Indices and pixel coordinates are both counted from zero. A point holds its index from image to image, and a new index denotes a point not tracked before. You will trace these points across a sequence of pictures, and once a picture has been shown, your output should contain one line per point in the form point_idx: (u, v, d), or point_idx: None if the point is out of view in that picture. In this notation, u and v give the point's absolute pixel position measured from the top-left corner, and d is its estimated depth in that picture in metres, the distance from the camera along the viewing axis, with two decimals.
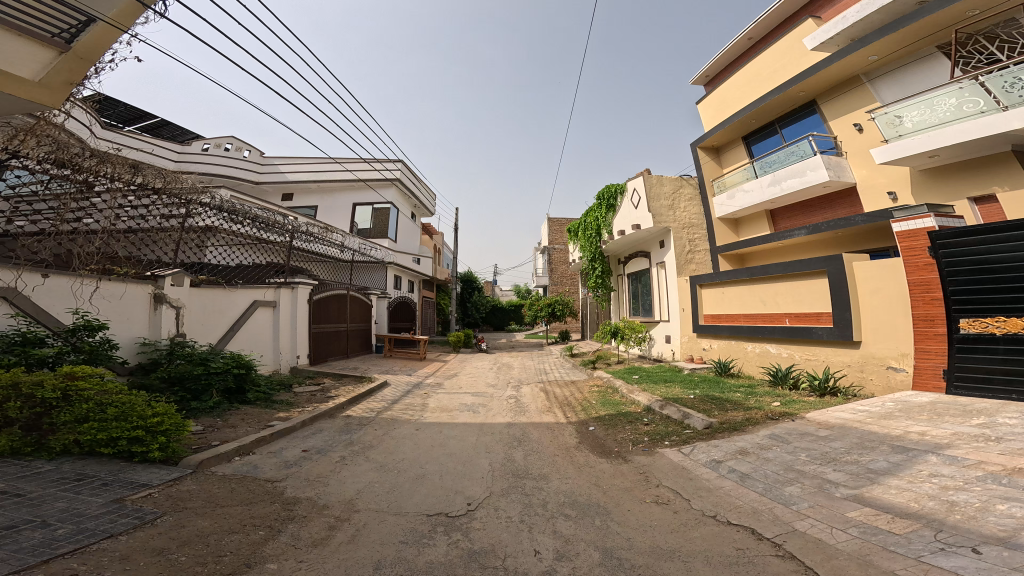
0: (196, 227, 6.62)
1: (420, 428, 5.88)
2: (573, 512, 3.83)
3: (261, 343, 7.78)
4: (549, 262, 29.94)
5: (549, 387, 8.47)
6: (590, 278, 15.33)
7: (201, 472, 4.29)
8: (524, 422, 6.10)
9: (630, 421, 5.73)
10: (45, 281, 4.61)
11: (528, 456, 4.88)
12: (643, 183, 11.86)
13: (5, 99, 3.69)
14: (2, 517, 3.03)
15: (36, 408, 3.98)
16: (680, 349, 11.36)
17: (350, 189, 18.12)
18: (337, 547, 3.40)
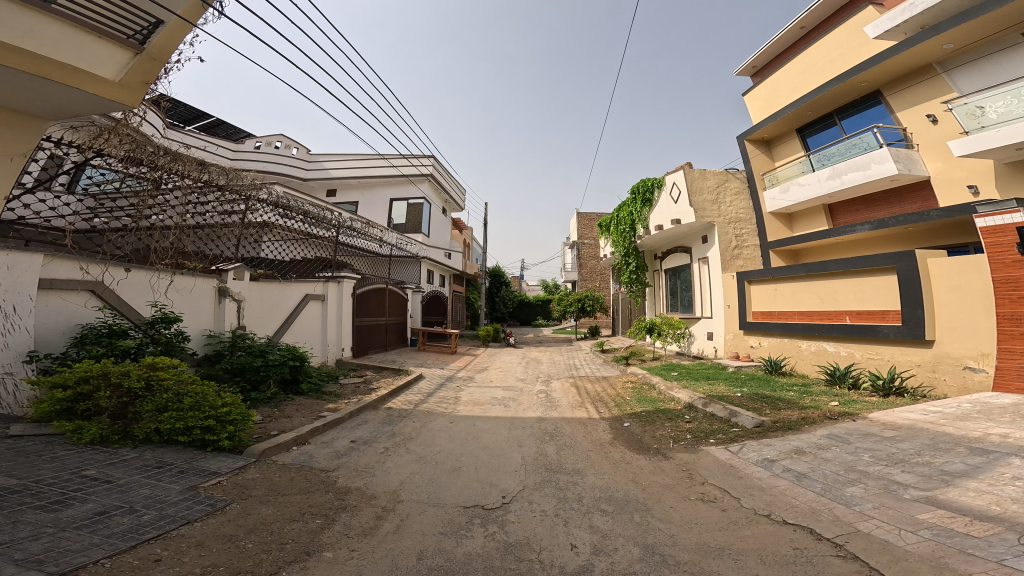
0: (254, 223, 7.05)
1: (454, 422, 5.92)
2: (610, 507, 3.77)
3: (312, 336, 8.22)
4: (578, 257, 29.80)
5: (581, 382, 8.31)
6: (625, 274, 14.91)
7: (262, 460, 4.56)
8: (557, 417, 5.99)
9: (670, 418, 5.39)
10: (128, 275, 5.03)
11: (561, 451, 4.75)
12: (684, 177, 11.41)
13: (88, 100, 3.83)
14: (96, 502, 3.36)
15: (123, 397, 4.38)
16: (723, 347, 10.85)
17: (388, 187, 18.87)
18: (384, 536, 3.55)
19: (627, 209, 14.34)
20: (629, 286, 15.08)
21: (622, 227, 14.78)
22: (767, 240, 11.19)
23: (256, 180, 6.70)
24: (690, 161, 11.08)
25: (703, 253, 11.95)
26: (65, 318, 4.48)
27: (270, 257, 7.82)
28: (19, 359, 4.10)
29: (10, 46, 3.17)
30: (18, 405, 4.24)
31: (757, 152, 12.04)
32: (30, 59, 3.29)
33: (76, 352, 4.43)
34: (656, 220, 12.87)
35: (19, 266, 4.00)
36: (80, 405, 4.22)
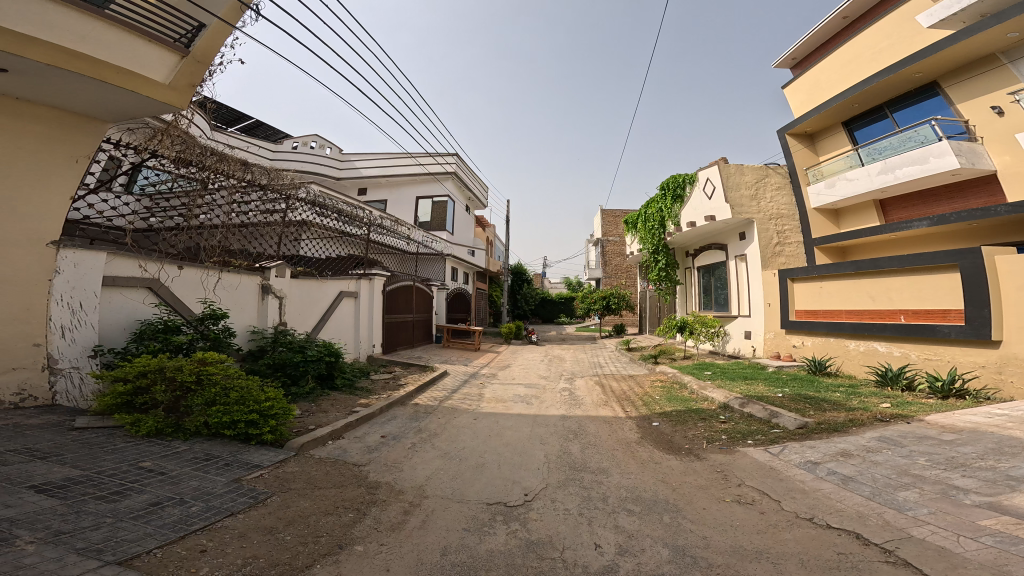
0: (294, 221, 7.34)
1: (478, 419, 5.89)
2: (636, 507, 3.67)
3: (346, 333, 8.47)
4: (602, 253, 29.51)
5: (606, 380, 8.13)
6: (653, 270, 14.25)
7: (300, 454, 4.70)
8: (581, 415, 5.81)
9: (704, 418, 5.14)
10: (181, 272, 5.33)
11: (585, 450, 4.54)
12: (718, 172, 10.97)
13: (143, 103, 4.19)
14: (151, 493, 3.56)
15: (176, 391, 4.61)
16: (763, 346, 10.34)
17: (413, 184, 19.05)
18: (410, 531, 3.60)
19: (655, 205, 13.69)
20: (658, 282, 14.40)
21: (649, 222, 14.12)
22: (812, 237, 10.58)
23: (295, 180, 7.02)
24: (725, 156, 10.77)
25: (741, 249, 11.45)
26: (126, 313, 4.80)
27: (309, 253, 8.22)
28: (83, 354, 4.46)
29: (74, 50, 3.54)
30: (84, 399, 4.55)
31: (799, 146, 11.36)
32: (91, 60, 3.63)
33: (134, 347, 4.71)
34: (687, 216, 12.42)
35: (83, 264, 4.35)
36: (139, 398, 4.48)
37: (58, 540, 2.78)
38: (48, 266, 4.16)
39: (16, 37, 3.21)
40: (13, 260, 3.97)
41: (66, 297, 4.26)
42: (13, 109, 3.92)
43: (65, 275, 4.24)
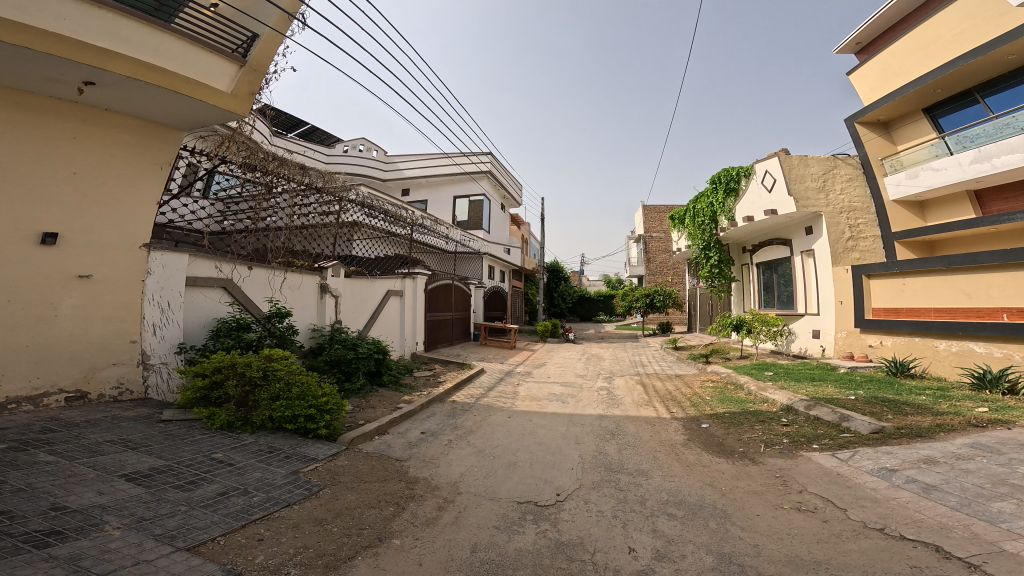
0: (346, 222, 7.70)
1: (513, 417, 5.78)
2: (678, 512, 3.39)
3: (392, 330, 8.82)
4: (645, 250, 28.61)
5: (649, 379, 7.66)
6: (703, 268, 12.72)
7: (351, 448, 4.83)
8: (620, 414, 5.45)
9: (761, 420, 4.63)
10: (251, 273, 5.82)
11: (623, 450, 4.33)
12: (778, 165, 10.09)
13: (209, 111, 4.53)
14: (218, 482, 3.78)
15: (246, 385, 4.89)
16: (833, 346, 9.29)
17: (451, 184, 19.03)
18: (442, 527, 3.50)
19: (706, 199, 12.36)
20: (709, 281, 12.85)
21: (699, 218, 12.76)
22: (892, 230, 9.63)
23: (344, 184, 7.57)
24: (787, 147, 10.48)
25: (808, 244, 10.26)
26: (205, 312, 5.32)
27: (362, 254, 8.73)
28: (170, 350, 5.00)
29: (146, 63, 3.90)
30: (172, 391, 5.07)
31: (871, 136, 10.20)
32: (165, 73, 4.03)
33: (212, 343, 5.13)
34: (741, 213, 11.38)
35: (167, 263, 4.90)
36: (214, 393, 4.81)
37: (140, 526, 2.99)
38: (141, 266, 4.78)
39: (101, 52, 3.64)
40: (113, 262, 4.58)
41: (156, 295, 4.84)
42: (100, 121, 4.47)
43: (154, 275, 4.82)
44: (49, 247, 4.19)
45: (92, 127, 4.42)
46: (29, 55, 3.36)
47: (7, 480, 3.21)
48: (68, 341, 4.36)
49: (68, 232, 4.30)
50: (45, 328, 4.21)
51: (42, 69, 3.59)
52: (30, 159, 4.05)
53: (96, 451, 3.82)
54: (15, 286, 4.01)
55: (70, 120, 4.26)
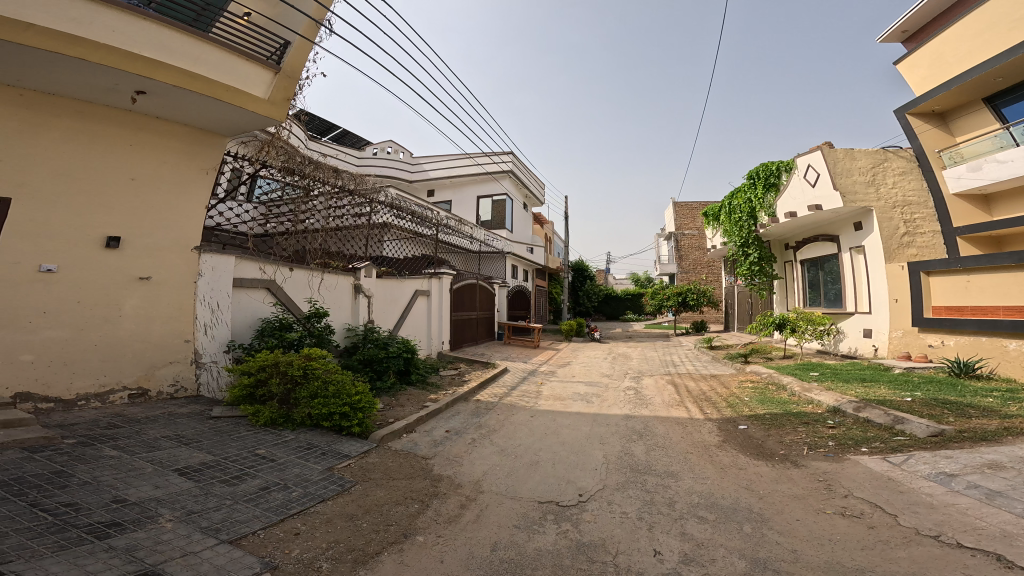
0: (377, 224, 7.87)
1: (536, 416, 5.69)
2: (710, 515, 3.17)
3: (419, 330, 9.01)
4: (676, 248, 27.59)
5: (680, 378, 7.32)
6: (742, 265, 12.28)
7: (381, 446, 4.88)
8: (648, 415, 5.22)
9: (804, 422, 4.33)
10: (292, 275, 6.13)
11: (651, 451, 4.17)
12: (821, 158, 9.56)
13: (251, 118, 4.76)
14: (259, 478, 3.87)
15: (287, 383, 5.06)
16: (887, 346, 8.85)
17: (474, 184, 18.93)
18: (464, 524, 3.41)
19: (742, 194, 11.80)
20: (748, 279, 12.31)
21: (734, 214, 12.20)
22: (953, 226, 8.76)
23: (377, 187, 7.68)
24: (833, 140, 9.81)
25: (857, 241, 9.71)
26: (251, 312, 5.63)
27: (393, 255, 9.01)
28: (220, 350, 5.31)
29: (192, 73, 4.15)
30: (221, 389, 5.35)
31: (927, 127, 9.32)
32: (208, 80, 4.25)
33: (257, 343, 5.38)
34: (784, 210, 10.77)
35: (216, 265, 5.23)
36: (258, 390, 5.00)
37: (189, 519, 3.10)
38: (193, 269, 5.14)
39: (150, 62, 3.88)
40: (167, 264, 4.94)
41: (207, 296, 5.18)
42: (159, 130, 4.82)
43: (204, 277, 5.17)
44: (113, 250, 4.56)
45: (149, 136, 4.76)
46: (86, 66, 3.63)
47: (74, 473, 3.38)
48: (128, 340, 4.71)
49: (129, 235, 4.67)
50: (110, 327, 4.60)
51: (99, 81, 3.87)
52: (90, 166, 4.38)
53: (153, 447, 4.02)
54: (85, 287, 4.39)
55: (127, 127, 4.59)
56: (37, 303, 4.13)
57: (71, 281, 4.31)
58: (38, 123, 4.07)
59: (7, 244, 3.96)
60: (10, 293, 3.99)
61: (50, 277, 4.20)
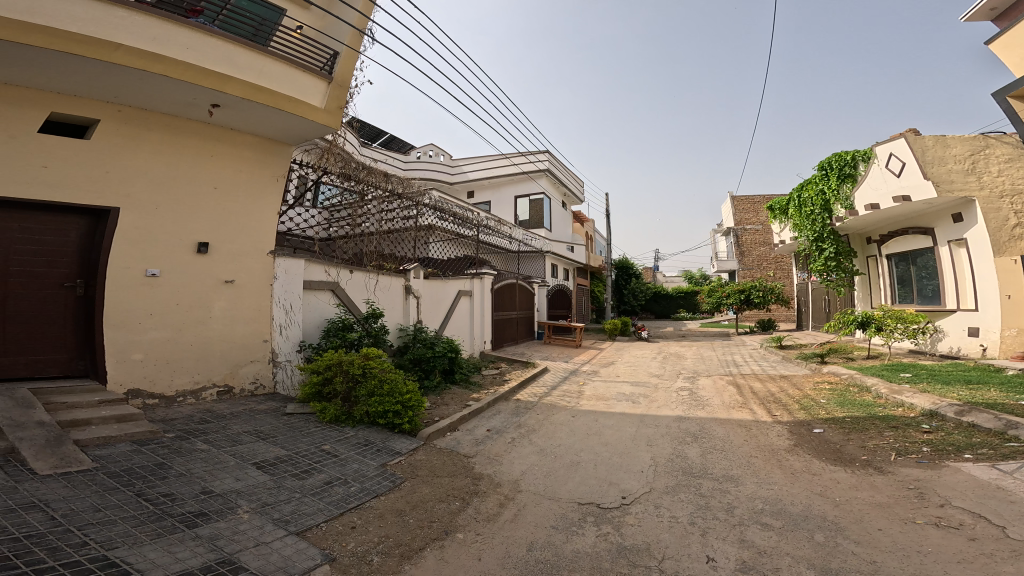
0: (423, 225, 8.09)
1: (577, 416, 5.52)
2: (775, 522, 2.83)
3: (462, 330, 9.14)
4: (738, 243, 25.73)
5: (740, 378, 6.75)
6: (816, 261, 11.38)
7: (428, 444, 4.94)
8: (704, 417, 4.87)
9: (892, 426, 3.86)
10: (353, 276, 6.49)
11: (707, 454, 3.87)
12: (905, 145, 8.64)
13: (310, 126, 5.16)
14: (324, 473, 3.97)
15: (349, 382, 5.26)
16: (999, 347, 7.76)
17: (511, 183, 17.83)
18: (501, 523, 3.28)
19: (812, 187, 10.94)
20: (824, 274, 11.47)
21: (806, 207, 11.35)
22: None
23: (421, 189, 7.89)
24: (918, 129, 8.88)
25: (957, 233, 8.53)
26: (318, 313, 6.07)
27: (437, 256, 9.16)
28: (293, 349, 5.76)
29: (257, 85, 4.59)
30: (294, 387, 5.76)
31: None
32: (269, 92, 4.66)
33: (323, 344, 5.71)
34: (862, 201, 9.77)
35: (290, 268, 5.71)
36: (325, 388, 5.27)
37: (263, 510, 3.26)
38: (268, 272, 5.59)
39: (221, 78, 4.32)
40: (247, 267, 5.42)
41: (283, 299, 5.65)
42: (235, 141, 5.27)
43: (279, 280, 5.64)
44: (202, 255, 5.08)
45: (226, 146, 5.20)
46: (171, 82, 4.12)
47: (172, 465, 3.68)
48: (216, 341, 5.20)
49: (216, 241, 5.17)
50: (202, 327, 5.11)
51: (181, 97, 4.38)
52: (180, 177, 4.88)
53: (236, 441, 4.31)
54: (180, 291, 4.94)
55: (208, 138, 5.05)
56: (145, 304, 4.73)
57: (170, 285, 4.88)
58: (135, 138, 4.57)
59: (121, 250, 4.57)
60: (123, 295, 4.59)
61: (154, 280, 4.78)
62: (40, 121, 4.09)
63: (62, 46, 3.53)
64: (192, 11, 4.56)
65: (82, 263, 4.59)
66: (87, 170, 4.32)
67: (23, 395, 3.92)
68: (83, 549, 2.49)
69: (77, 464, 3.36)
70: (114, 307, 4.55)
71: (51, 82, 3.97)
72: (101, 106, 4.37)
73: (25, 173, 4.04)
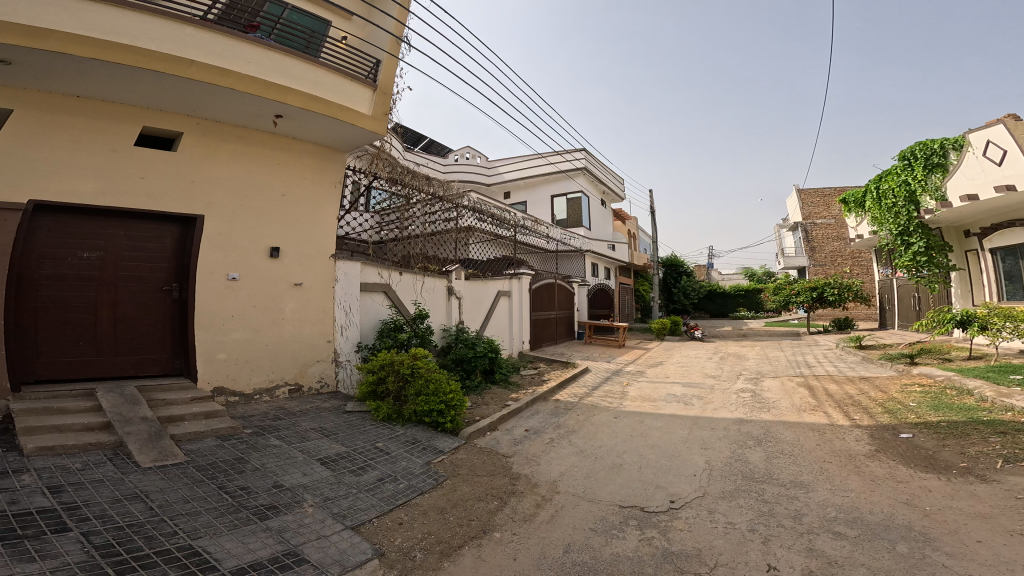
0: (463, 228, 8.20)
1: (619, 417, 5.28)
2: (849, 531, 2.52)
3: (502, 330, 9.15)
4: (807, 239, 24.00)
5: (809, 379, 6.22)
6: (902, 258, 10.39)
7: (469, 443, 4.93)
8: (769, 420, 4.48)
9: (998, 431, 3.41)
10: (401, 279, 6.71)
11: (772, 459, 3.56)
12: (1005, 131, 7.73)
13: (360, 133, 5.50)
14: (377, 469, 4.07)
15: (399, 382, 5.37)
16: None
17: (547, 183, 17.68)
18: (537, 524, 3.17)
19: (893, 177, 10.04)
20: (913, 270, 10.41)
21: (886, 198, 10.47)
22: None
23: (460, 192, 8.04)
24: (1020, 113, 8.08)
25: None
26: (373, 314, 6.34)
27: (477, 257, 9.26)
28: (352, 350, 6.03)
29: (314, 96, 4.95)
30: (353, 386, 6.04)
31: None
32: (324, 101, 5.02)
33: (377, 345, 5.92)
34: (956, 193, 8.67)
35: (348, 271, 6.00)
36: (379, 388, 5.44)
37: (324, 504, 3.39)
38: (327, 276, 5.91)
39: (282, 89, 4.70)
40: (312, 271, 5.78)
41: (344, 303, 5.97)
42: (297, 150, 5.67)
43: (340, 282, 5.98)
44: (275, 260, 5.49)
45: (289, 155, 5.60)
46: (239, 96, 4.51)
47: (250, 460, 3.94)
48: (287, 343, 5.56)
49: (285, 246, 5.58)
50: (275, 329, 5.48)
51: (248, 109, 4.79)
52: (252, 189, 5.32)
53: (304, 437, 4.54)
54: (256, 295, 5.35)
55: (274, 149, 5.47)
56: (227, 306, 5.15)
57: (247, 288, 5.30)
58: (211, 149, 5.03)
59: (207, 255, 5.04)
60: (210, 298, 5.06)
61: (234, 284, 5.22)
62: (134, 135, 4.58)
63: (151, 65, 3.96)
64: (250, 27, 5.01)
65: (177, 269, 5.10)
66: (172, 180, 4.80)
67: (130, 392, 4.38)
68: (173, 539, 2.71)
69: (172, 457, 3.68)
70: (199, 310, 4.99)
71: (142, 100, 4.46)
72: (183, 120, 4.84)
73: (125, 184, 4.55)
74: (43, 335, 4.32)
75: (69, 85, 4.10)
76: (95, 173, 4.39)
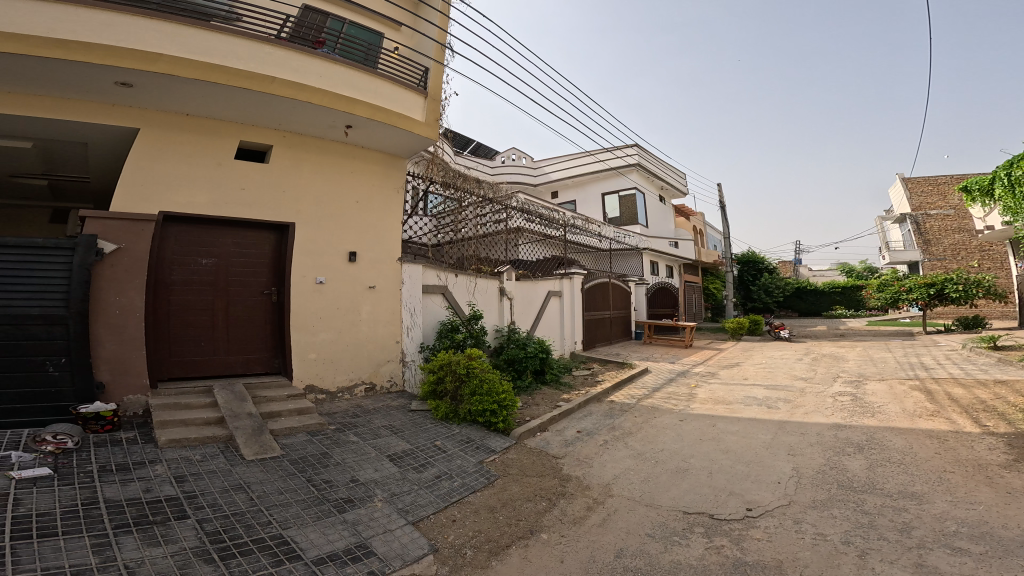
0: (513, 229, 8.29)
1: (684, 420, 4.90)
2: (976, 547, 2.12)
3: (554, 331, 9.05)
4: (920, 233, 21.37)
5: (923, 382, 5.44)
6: None
7: (520, 443, 4.85)
8: (872, 426, 3.92)
9: None
10: (456, 280, 6.92)
11: (875, 467, 3.10)
12: None
13: (419, 141, 5.85)
14: (438, 467, 4.11)
15: (457, 381, 5.43)
16: None
17: (597, 180, 17.30)
18: (589, 527, 2.98)
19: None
20: None
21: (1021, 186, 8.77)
22: None
23: (509, 193, 8.15)
24: None
25: None
26: (431, 314, 6.56)
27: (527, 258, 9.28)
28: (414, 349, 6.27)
29: (379, 107, 5.36)
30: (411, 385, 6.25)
31: None
32: (387, 111, 5.40)
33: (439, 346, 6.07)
34: None
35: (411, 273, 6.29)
36: (438, 387, 5.55)
37: (393, 500, 3.47)
38: (396, 278, 6.21)
39: (351, 101, 5.13)
40: (383, 275, 6.12)
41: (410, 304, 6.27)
42: (367, 159, 6.10)
43: (406, 284, 6.27)
44: (353, 263, 5.90)
45: (359, 163, 6.04)
46: (315, 108, 4.99)
47: (333, 454, 4.17)
48: (366, 344, 5.90)
49: (362, 250, 5.98)
50: (354, 330, 5.84)
51: (323, 120, 5.27)
52: (331, 199, 5.79)
53: (377, 434, 4.73)
54: (338, 300, 5.75)
55: (347, 159, 5.92)
56: (314, 308, 5.59)
57: (331, 292, 5.73)
58: (295, 160, 5.56)
59: (298, 260, 5.54)
60: (301, 300, 5.52)
61: (321, 287, 5.67)
62: (233, 148, 5.20)
63: (241, 83, 4.49)
64: (317, 42, 5.59)
65: (273, 275, 5.64)
66: (267, 191, 5.38)
67: (240, 389, 4.87)
68: (267, 527, 2.94)
69: (271, 451, 4.01)
70: (289, 312, 5.45)
71: (240, 116, 5.09)
72: (270, 133, 5.42)
73: (229, 194, 5.17)
74: (174, 338, 4.97)
75: (179, 105, 4.75)
76: (207, 186, 5.05)
